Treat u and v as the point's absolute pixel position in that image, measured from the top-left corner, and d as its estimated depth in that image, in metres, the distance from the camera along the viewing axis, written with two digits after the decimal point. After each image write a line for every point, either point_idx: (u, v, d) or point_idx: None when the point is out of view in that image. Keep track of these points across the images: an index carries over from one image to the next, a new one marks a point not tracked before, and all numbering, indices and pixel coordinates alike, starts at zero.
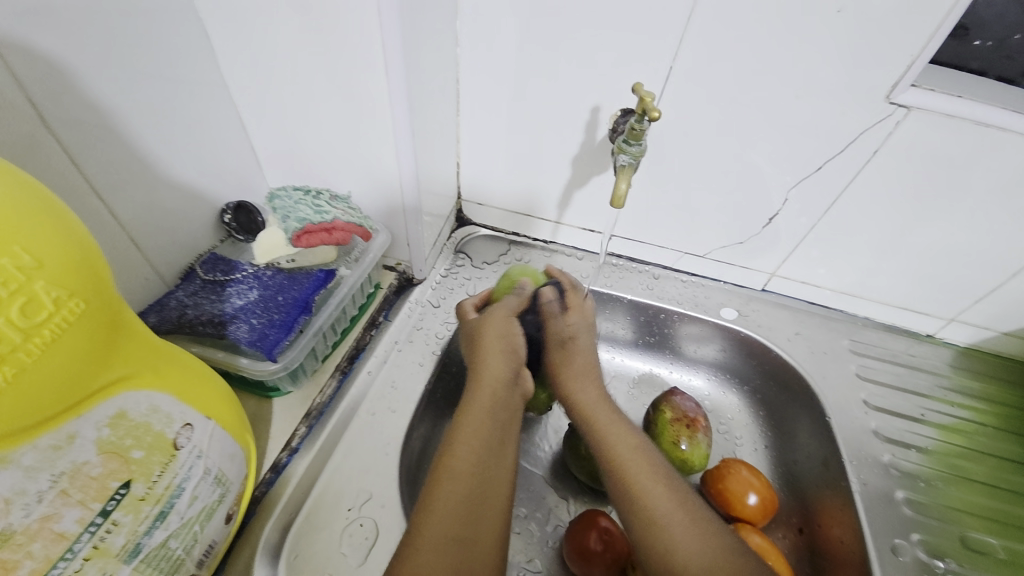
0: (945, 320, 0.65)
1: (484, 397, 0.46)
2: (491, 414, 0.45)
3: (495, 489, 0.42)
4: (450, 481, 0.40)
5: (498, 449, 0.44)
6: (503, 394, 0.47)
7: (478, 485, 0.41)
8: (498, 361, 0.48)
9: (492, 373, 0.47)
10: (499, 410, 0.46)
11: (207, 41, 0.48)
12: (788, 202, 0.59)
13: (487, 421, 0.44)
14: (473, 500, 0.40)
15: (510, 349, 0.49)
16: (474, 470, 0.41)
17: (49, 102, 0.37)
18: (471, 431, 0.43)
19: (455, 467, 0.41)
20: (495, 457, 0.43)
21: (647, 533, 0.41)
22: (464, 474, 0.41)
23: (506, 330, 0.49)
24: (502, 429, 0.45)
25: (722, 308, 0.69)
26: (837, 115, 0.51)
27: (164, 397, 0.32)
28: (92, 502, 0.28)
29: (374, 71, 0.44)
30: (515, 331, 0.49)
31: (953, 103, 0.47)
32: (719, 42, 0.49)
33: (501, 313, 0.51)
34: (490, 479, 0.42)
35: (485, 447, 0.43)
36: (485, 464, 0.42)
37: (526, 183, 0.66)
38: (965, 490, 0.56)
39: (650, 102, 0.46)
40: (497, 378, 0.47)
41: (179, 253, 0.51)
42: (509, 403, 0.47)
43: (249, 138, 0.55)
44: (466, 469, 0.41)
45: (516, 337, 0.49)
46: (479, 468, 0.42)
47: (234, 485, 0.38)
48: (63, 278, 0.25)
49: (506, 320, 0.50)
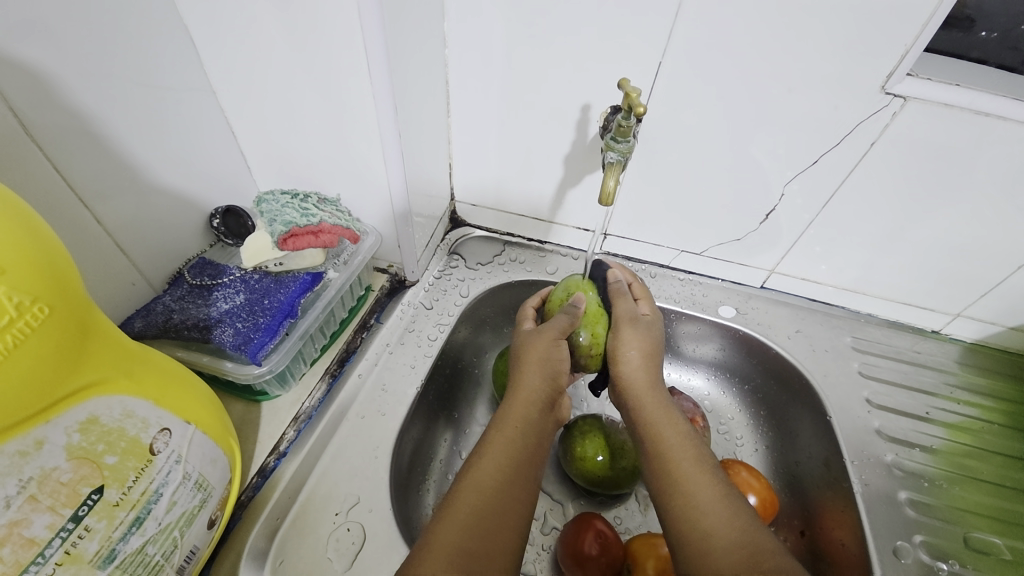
0: (950, 316, 0.63)
1: (515, 414, 0.45)
2: (521, 429, 0.44)
3: (519, 508, 0.40)
4: (471, 490, 0.40)
5: (526, 466, 0.42)
6: (539, 414, 0.46)
7: (500, 499, 0.39)
8: (539, 377, 0.47)
9: (528, 389, 0.47)
10: (531, 430, 0.45)
11: (194, 48, 0.48)
12: (786, 196, 0.57)
13: (516, 434, 0.44)
14: (496, 512, 0.39)
15: (551, 367, 0.48)
16: (499, 485, 0.40)
17: (29, 110, 0.37)
18: (499, 446, 0.43)
19: (480, 479, 0.40)
20: (519, 473, 0.42)
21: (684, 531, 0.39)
22: (489, 488, 0.40)
23: (551, 351, 0.48)
24: (532, 445, 0.44)
25: (721, 306, 0.67)
26: (830, 108, 0.50)
27: (139, 403, 0.33)
28: (63, 508, 0.28)
29: (358, 73, 0.44)
30: (560, 355, 0.48)
31: (949, 91, 0.46)
32: (710, 36, 0.48)
33: (550, 332, 0.49)
34: (512, 496, 0.40)
35: (513, 462, 0.42)
36: (509, 482, 0.41)
37: (519, 184, 0.65)
38: (972, 491, 0.55)
39: (637, 98, 0.45)
40: (531, 395, 0.46)
41: (167, 258, 0.51)
42: (542, 426, 0.46)
43: (238, 142, 0.55)
44: (489, 482, 0.40)
45: (558, 359, 0.48)
46: (502, 484, 0.40)
47: (216, 490, 0.38)
48: (27, 283, 0.25)
49: (555, 342, 0.48)
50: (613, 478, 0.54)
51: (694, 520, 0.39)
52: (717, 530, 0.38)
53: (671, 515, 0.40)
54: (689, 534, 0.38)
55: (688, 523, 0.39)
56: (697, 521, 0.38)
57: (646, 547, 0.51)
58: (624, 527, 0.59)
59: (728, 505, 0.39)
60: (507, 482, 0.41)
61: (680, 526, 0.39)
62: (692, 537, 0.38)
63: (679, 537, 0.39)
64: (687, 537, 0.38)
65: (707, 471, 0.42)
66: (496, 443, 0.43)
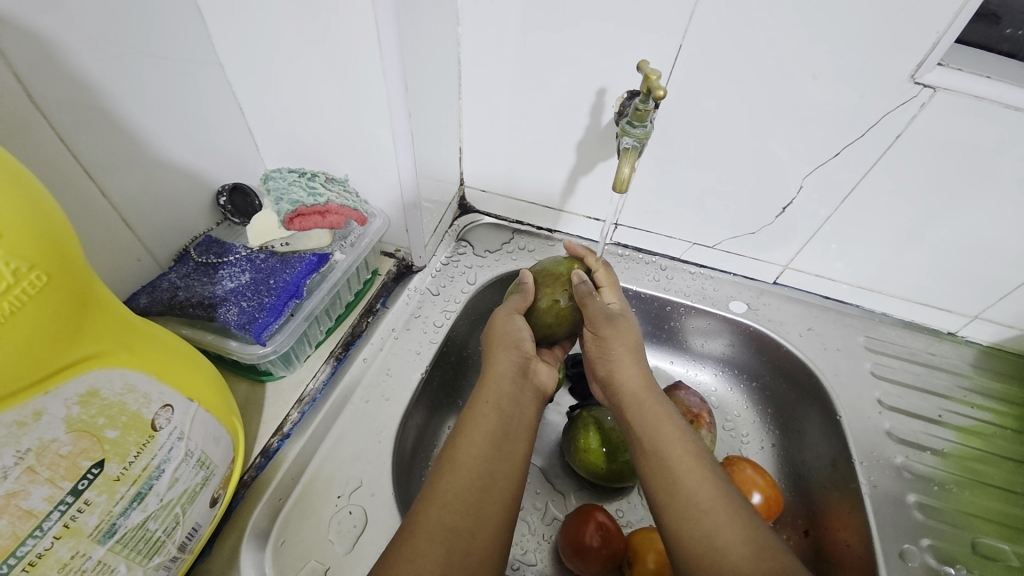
0: (968, 318, 0.62)
1: (496, 391, 0.44)
2: (499, 409, 0.43)
3: (503, 484, 0.39)
4: (459, 473, 0.38)
5: (507, 445, 0.41)
6: (512, 389, 0.45)
7: (483, 481, 0.38)
8: (505, 355, 0.46)
9: (500, 369, 0.45)
10: (507, 408, 0.43)
11: (203, 24, 0.47)
12: (804, 190, 0.56)
13: (493, 415, 0.42)
14: (483, 491, 0.38)
15: (514, 345, 0.47)
16: (484, 463, 0.39)
17: (37, 79, 0.36)
18: (483, 423, 0.41)
19: (465, 460, 0.39)
20: (501, 452, 0.40)
21: (680, 525, 0.38)
22: (475, 470, 0.38)
23: (511, 328, 0.48)
24: (511, 428, 0.42)
25: (732, 302, 0.66)
26: (856, 99, 0.48)
27: (141, 377, 0.32)
28: (62, 481, 0.28)
29: (369, 49, 0.43)
30: (518, 328, 0.48)
31: (980, 84, 0.44)
32: (733, 20, 0.46)
33: (504, 311, 0.50)
34: (495, 471, 0.39)
35: (495, 439, 0.41)
36: (496, 462, 0.40)
37: (530, 171, 0.64)
38: (981, 496, 0.54)
39: (657, 80, 0.43)
40: (503, 373, 0.45)
41: (173, 235, 0.51)
42: (518, 399, 0.44)
43: (246, 119, 0.54)
44: (475, 460, 0.39)
45: (522, 337, 0.48)
46: (484, 463, 0.39)
47: (219, 468, 0.38)
48: (24, 249, 0.24)
49: (520, 326, 0.48)
50: (616, 470, 0.53)
51: (690, 509, 0.38)
52: (716, 522, 0.37)
53: (657, 502, 0.40)
54: (681, 520, 0.38)
55: (678, 511, 0.39)
56: (688, 506, 0.39)
57: (646, 541, 0.51)
58: (626, 520, 0.58)
59: (718, 488, 0.39)
60: (490, 460, 0.39)
61: (669, 511, 0.39)
62: (682, 522, 0.38)
63: (669, 524, 0.39)
64: (677, 525, 0.38)
65: (694, 452, 0.42)
66: (477, 421, 0.41)
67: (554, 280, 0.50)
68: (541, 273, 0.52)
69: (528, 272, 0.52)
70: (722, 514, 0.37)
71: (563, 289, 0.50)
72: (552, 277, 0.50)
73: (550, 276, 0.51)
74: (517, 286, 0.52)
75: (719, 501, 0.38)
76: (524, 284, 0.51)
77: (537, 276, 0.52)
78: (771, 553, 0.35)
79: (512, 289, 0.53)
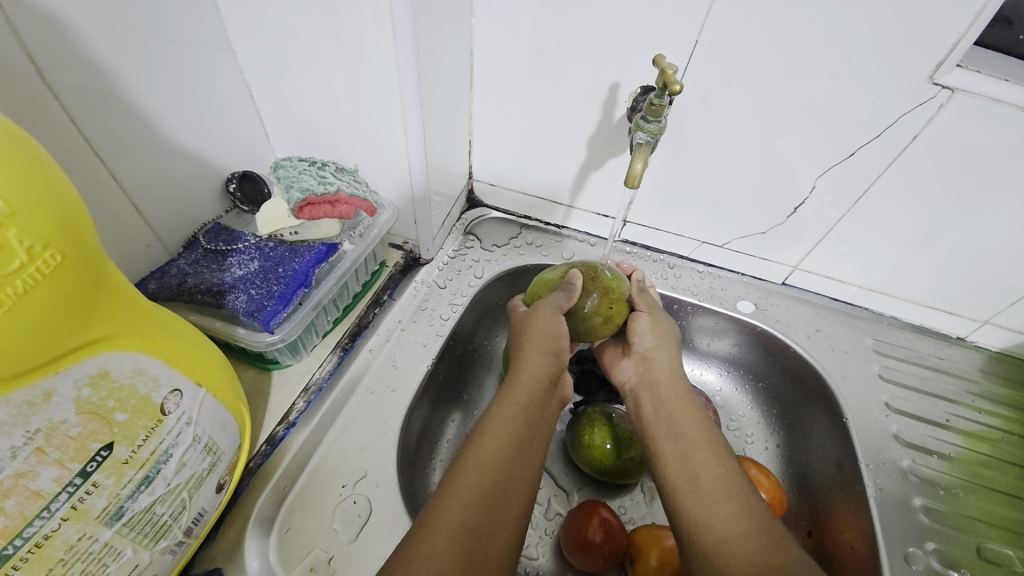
0: (977, 323, 0.61)
1: (522, 390, 0.44)
2: (523, 410, 0.42)
3: (520, 485, 0.38)
4: (474, 470, 0.38)
5: (528, 448, 0.41)
6: (540, 393, 0.44)
7: (501, 480, 0.38)
8: (541, 358, 0.46)
9: (532, 370, 0.45)
10: (533, 411, 0.43)
11: (215, 11, 0.47)
12: (816, 190, 0.55)
13: (516, 415, 0.42)
14: (498, 491, 0.37)
15: (553, 347, 0.47)
16: (502, 463, 0.39)
17: (51, 61, 0.36)
18: (504, 421, 0.41)
19: (481, 458, 0.39)
20: (522, 454, 0.40)
21: (694, 522, 0.38)
22: (491, 468, 0.38)
23: (552, 329, 0.47)
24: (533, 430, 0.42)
25: (739, 301, 0.66)
26: (873, 98, 0.47)
27: (151, 361, 0.32)
28: (70, 462, 0.28)
29: (382, 39, 0.42)
30: (560, 330, 0.48)
31: (999, 86, 0.44)
32: (750, 16, 0.45)
33: (548, 308, 0.49)
34: (513, 472, 0.39)
35: (516, 440, 0.40)
36: (515, 462, 0.39)
37: (539, 166, 0.64)
38: (987, 501, 0.53)
39: (672, 75, 0.43)
40: (536, 374, 0.45)
41: (182, 221, 0.51)
42: (545, 408, 0.44)
43: (256, 107, 0.54)
44: (492, 458, 0.39)
45: (558, 339, 0.47)
46: (504, 463, 0.39)
47: (225, 454, 0.38)
48: (38, 228, 0.24)
49: (557, 326, 0.48)
50: (621, 467, 0.53)
51: (703, 506, 0.38)
52: (730, 518, 0.37)
53: (673, 498, 0.40)
54: (695, 516, 0.38)
55: (692, 507, 0.38)
56: (704, 502, 0.38)
57: (649, 538, 0.51)
58: (629, 517, 0.58)
59: (734, 485, 0.39)
60: (511, 461, 0.39)
61: (683, 506, 0.39)
62: (696, 517, 0.38)
63: (684, 520, 0.38)
64: (692, 522, 0.38)
65: (715, 449, 0.41)
66: (501, 420, 0.41)
67: (599, 284, 0.51)
68: (585, 276, 0.52)
69: (578, 272, 0.51)
70: (736, 511, 0.37)
71: (607, 296, 0.50)
72: (599, 284, 0.51)
73: (594, 281, 0.51)
74: (562, 283, 0.51)
75: (734, 498, 0.38)
76: (571, 283, 0.51)
77: (583, 280, 0.51)
78: (782, 546, 0.34)
79: (552, 284, 0.52)
